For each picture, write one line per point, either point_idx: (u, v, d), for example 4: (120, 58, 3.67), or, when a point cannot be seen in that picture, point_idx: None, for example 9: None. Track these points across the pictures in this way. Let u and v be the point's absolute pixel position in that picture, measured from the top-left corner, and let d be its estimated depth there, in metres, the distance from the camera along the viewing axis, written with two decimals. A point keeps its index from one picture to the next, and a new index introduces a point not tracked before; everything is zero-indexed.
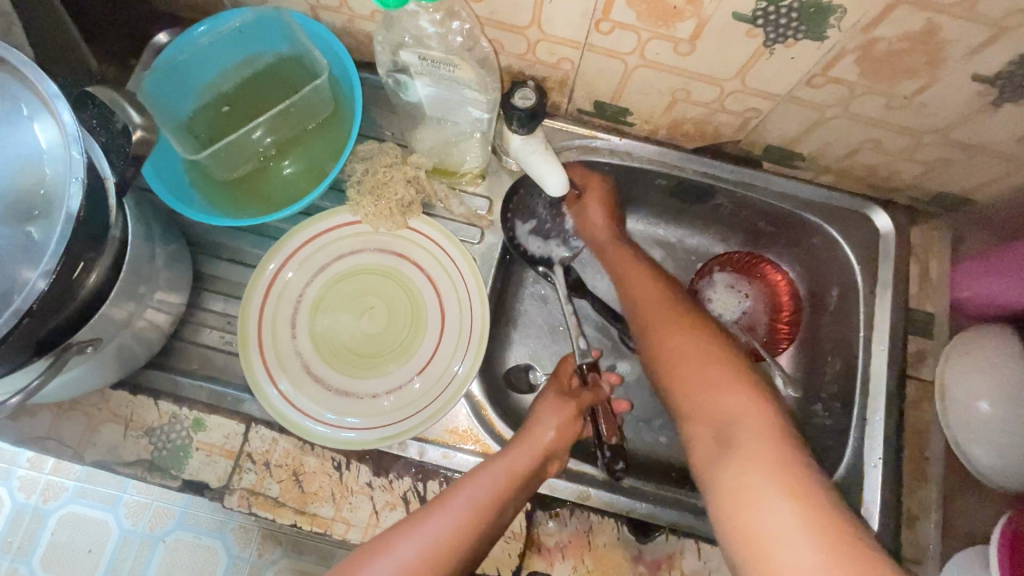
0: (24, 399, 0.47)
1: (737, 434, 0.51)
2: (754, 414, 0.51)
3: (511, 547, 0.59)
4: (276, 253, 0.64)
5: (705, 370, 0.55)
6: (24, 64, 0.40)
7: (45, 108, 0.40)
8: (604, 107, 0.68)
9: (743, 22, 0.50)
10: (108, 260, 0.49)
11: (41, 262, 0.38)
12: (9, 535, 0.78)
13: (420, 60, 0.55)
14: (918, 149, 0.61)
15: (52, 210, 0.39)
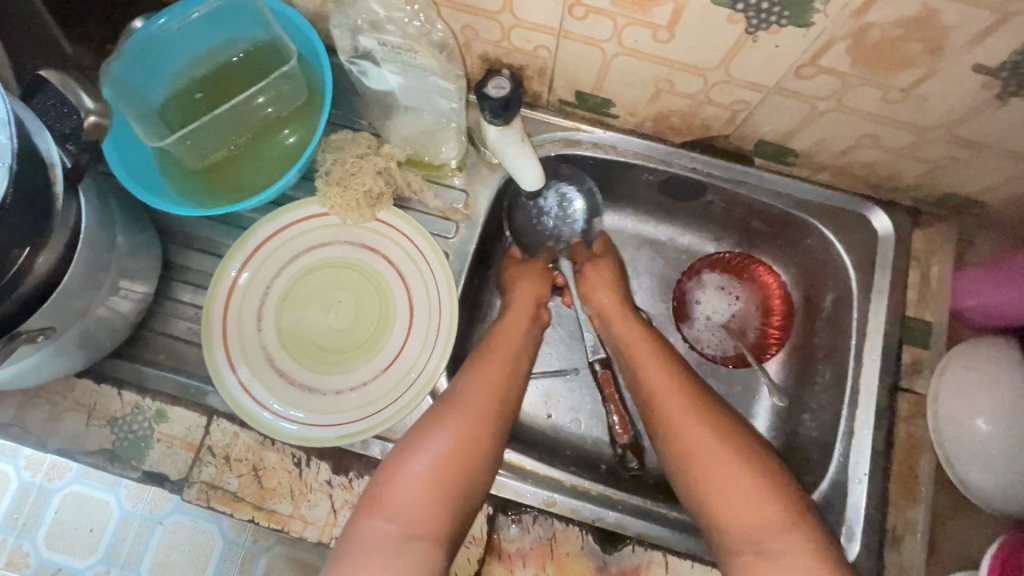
0: None
1: (737, 502, 0.53)
2: (739, 468, 0.54)
3: (471, 552, 0.57)
4: (238, 252, 0.63)
5: (702, 433, 0.56)
6: None
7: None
8: (586, 97, 0.65)
9: (723, 7, 0.46)
10: (57, 248, 0.47)
11: None
12: (14, 511, 0.81)
13: (380, 46, 0.54)
14: (919, 147, 0.57)
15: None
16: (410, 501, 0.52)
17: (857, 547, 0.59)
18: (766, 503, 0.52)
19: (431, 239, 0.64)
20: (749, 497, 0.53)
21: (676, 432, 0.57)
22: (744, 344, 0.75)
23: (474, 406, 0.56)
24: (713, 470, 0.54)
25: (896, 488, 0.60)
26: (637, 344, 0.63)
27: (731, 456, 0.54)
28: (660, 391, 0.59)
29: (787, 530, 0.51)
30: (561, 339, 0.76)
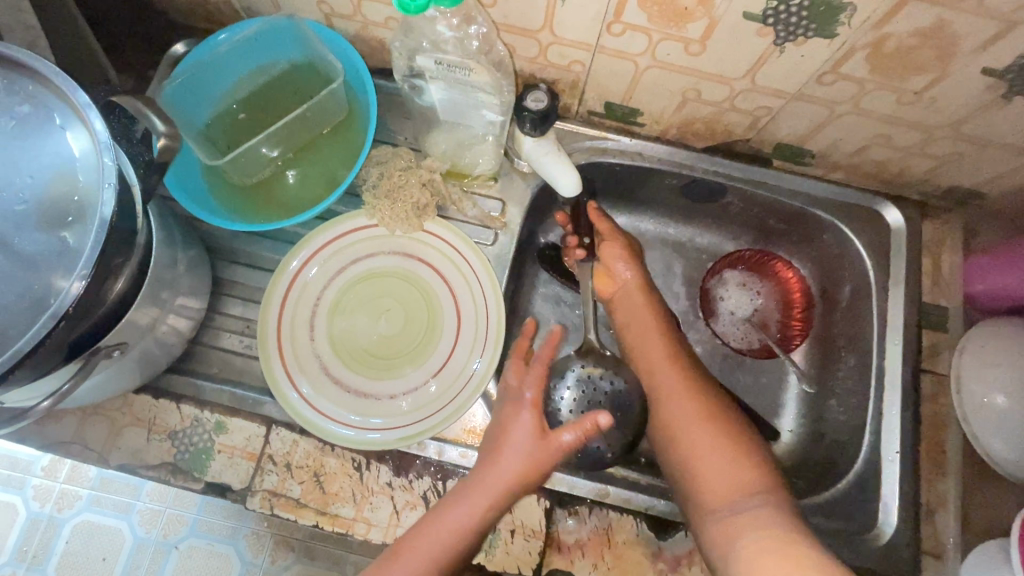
0: (55, 403, 0.48)
1: (708, 455, 0.58)
2: (718, 430, 0.59)
3: (531, 546, 0.59)
4: (299, 251, 0.66)
5: (672, 377, 0.64)
6: (57, 75, 0.41)
7: (77, 117, 0.41)
8: (614, 108, 0.69)
9: (754, 22, 0.50)
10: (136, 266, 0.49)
11: (75, 267, 0.39)
12: (24, 543, 0.90)
13: (436, 64, 0.55)
14: (929, 144, 0.62)
15: (85, 215, 0.40)
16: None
17: (894, 519, 0.62)
18: (745, 468, 0.56)
19: (479, 250, 0.67)
20: (729, 471, 0.56)
21: (656, 393, 0.63)
22: (768, 336, 0.79)
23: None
24: (684, 424, 0.60)
25: (925, 464, 0.64)
26: (622, 292, 0.72)
27: (713, 428, 0.60)
28: (633, 329, 0.69)
29: (759, 494, 0.54)
30: None
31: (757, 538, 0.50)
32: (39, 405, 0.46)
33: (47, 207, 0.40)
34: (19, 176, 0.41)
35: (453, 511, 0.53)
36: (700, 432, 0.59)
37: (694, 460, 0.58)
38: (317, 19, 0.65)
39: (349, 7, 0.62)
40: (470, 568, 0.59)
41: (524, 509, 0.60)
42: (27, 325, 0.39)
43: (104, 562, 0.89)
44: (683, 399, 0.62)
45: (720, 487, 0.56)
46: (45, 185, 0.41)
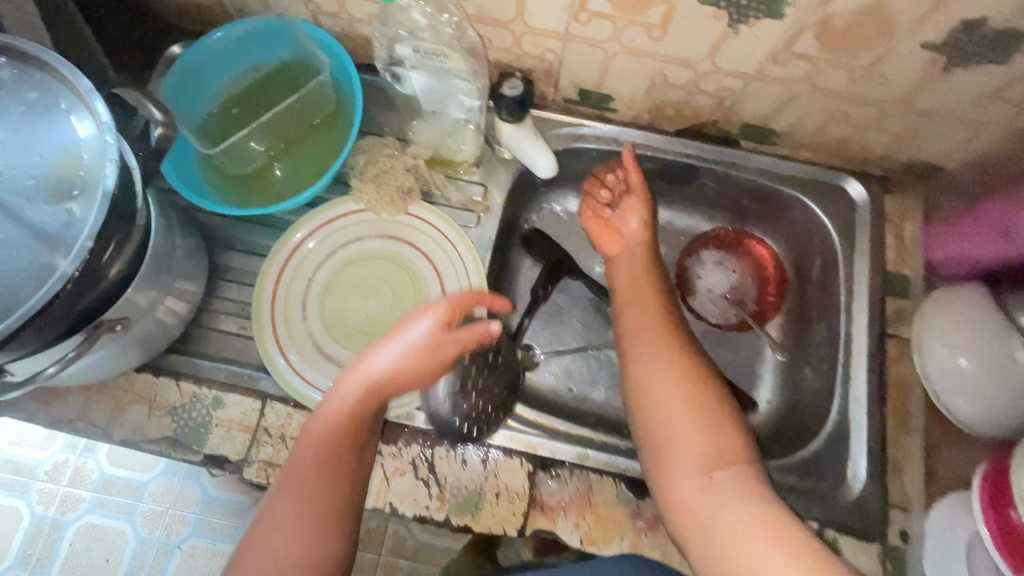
0: (60, 369, 0.51)
1: (687, 426, 0.56)
2: (699, 399, 0.58)
3: (516, 507, 0.62)
4: (304, 224, 0.70)
5: (655, 350, 0.61)
6: (61, 61, 0.45)
7: (80, 99, 0.45)
8: (588, 95, 0.73)
9: (708, 6, 0.54)
10: (137, 244, 0.53)
11: (81, 233, 0.43)
12: (30, 545, 0.99)
13: (414, 52, 0.59)
14: (883, 120, 0.65)
15: (89, 188, 0.43)
16: (270, 533, 0.51)
17: (862, 476, 0.65)
18: (724, 437, 0.56)
19: (462, 231, 0.71)
20: (709, 442, 0.55)
21: (641, 364, 0.61)
22: (744, 311, 0.82)
23: (293, 517, 0.51)
24: (661, 395, 0.58)
25: (892, 424, 0.67)
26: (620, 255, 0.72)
27: (696, 393, 0.58)
28: (624, 292, 0.68)
29: (738, 463, 0.54)
30: (575, 320, 0.83)
31: (737, 499, 0.51)
32: (46, 370, 0.50)
33: (53, 183, 0.44)
34: (28, 153, 0.45)
35: (301, 456, 0.53)
36: (682, 404, 0.57)
37: (670, 431, 0.56)
38: (306, 18, 0.69)
39: (335, 5, 0.66)
40: (457, 530, 0.62)
41: (509, 472, 0.63)
42: (36, 289, 0.42)
43: (108, 562, 0.99)
44: (662, 352, 0.61)
45: (696, 457, 0.55)
46: (51, 160, 0.44)
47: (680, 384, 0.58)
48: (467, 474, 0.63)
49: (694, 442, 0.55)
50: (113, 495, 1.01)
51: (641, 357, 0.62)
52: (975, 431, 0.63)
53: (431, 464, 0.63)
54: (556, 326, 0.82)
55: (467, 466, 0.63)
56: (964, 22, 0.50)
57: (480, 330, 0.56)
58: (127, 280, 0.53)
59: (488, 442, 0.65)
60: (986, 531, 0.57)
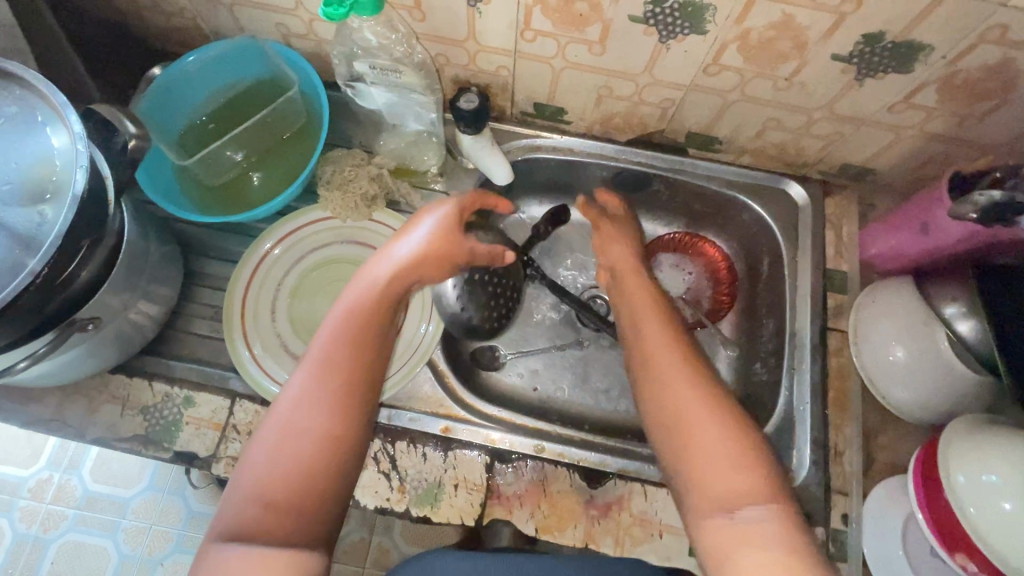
0: (31, 363, 0.55)
1: (716, 464, 0.50)
2: (725, 436, 0.51)
3: (474, 498, 0.65)
4: (271, 233, 0.74)
5: (684, 391, 0.55)
6: (38, 79, 0.49)
7: (55, 112, 0.49)
8: (543, 107, 0.78)
9: (638, 23, 0.59)
10: (108, 247, 0.56)
11: (51, 232, 0.46)
12: (11, 563, 1.04)
13: (371, 68, 0.65)
14: (813, 126, 0.70)
15: (61, 192, 0.47)
16: (262, 475, 0.47)
17: (807, 464, 0.68)
18: (751, 474, 0.49)
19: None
20: (738, 479, 0.49)
21: (663, 403, 0.56)
22: (700, 311, 0.85)
23: (297, 454, 0.48)
24: (691, 430, 0.53)
25: (834, 412, 0.70)
26: (640, 297, 0.68)
27: (729, 430, 0.52)
28: (642, 337, 0.62)
29: (766, 501, 0.48)
30: (539, 321, 0.86)
31: (774, 555, 0.44)
32: (17, 365, 0.54)
33: (27, 189, 0.48)
34: (4, 161, 0.49)
35: (297, 402, 0.50)
36: (706, 443, 0.52)
37: (694, 470, 0.51)
38: (276, 39, 0.74)
39: (303, 28, 0.71)
40: (418, 521, 0.64)
41: (468, 464, 0.66)
42: (8, 284, 0.45)
43: None
44: (687, 391, 0.55)
45: (721, 492, 0.49)
46: (26, 168, 0.48)
47: (709, 418, 0.53)
48: (427, 466, 0.66)
49: (733, 491, 0.49)
50: (96, 512, 1.07)
51: (666, 396, 0.56)
52: (911, 416, 0.68)
53: (392, 458, 0.66)
54: (521, 328, 0.86)
55: (427, 458, 0.66)
56: (866, 35, 0.55)
57: (499, 252, 0.67)
58: (99, 281, 0.56)
59: (449, 436, 0.67)
60: (921, 515, 0.60)
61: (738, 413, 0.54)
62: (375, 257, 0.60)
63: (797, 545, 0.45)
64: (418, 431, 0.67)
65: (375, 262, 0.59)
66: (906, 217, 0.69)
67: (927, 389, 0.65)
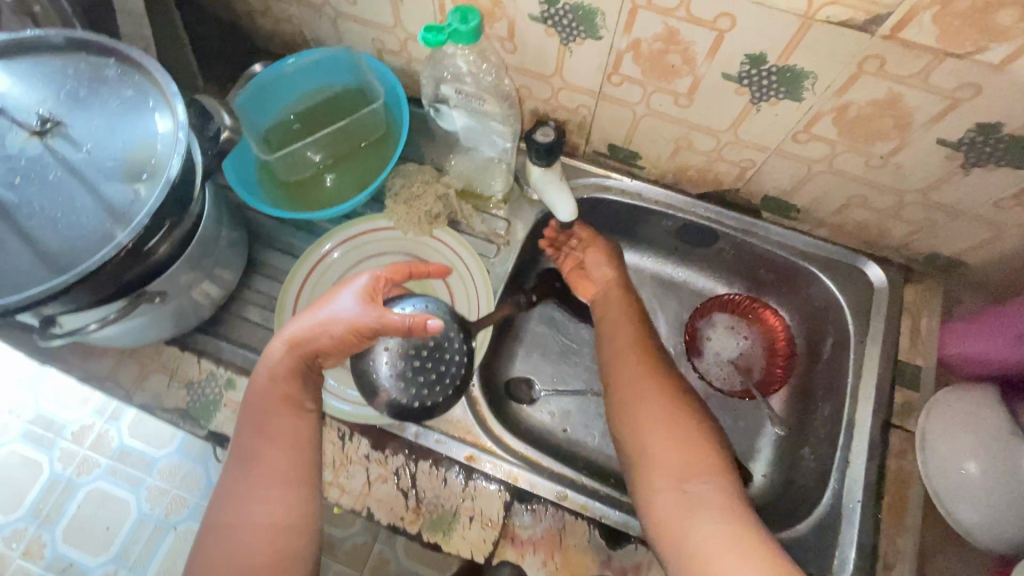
0: (99, 327, 0.58)
1: (670, 441, 0.61)
2: (679, 422, 0.63)
3: (486, 534, 0.63)
4: (334, 236, 0.76)
5: (646, 382, 0.66)
6: (157, 69, 0.53)
7: (165, 101, 0.53)
8: (617, 149, 0.77)
9: (731, 82, 0.58)
10: (186, 229, 0.59)
11: (142, 210, 0.49)
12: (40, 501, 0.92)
13: (457, 93, 0.67)
14: (902, 209, 0.66)
15: (157, 174, 0.51)
16: (222, 566, 0.58)
17: (848, 570, 0.62)
18: (699, 451, 0.61)
19: (480, 260, 0.75)
20: (692, 455, 0.60)
21: (625, 388, 0.66)
22: (749, 381, 0.81)
23: (251, 546, 0.58)
24: (652, 414, 0.63)
25: (886, 518, 0.64)
26: (614, 301, 0.76)
27: (681, 413, 0.64)
28: (611, 332, 0.73)
29: (709, 478, 0.59)
30: (578, 361, 0.84)
31: (710, 516, 0.56)
32: (88, 326, 0.57)
33: (128, 167, 0.51)
34: (111, 137, 0.52)
35: (252, 495, 0.60)
36: (665, 422, 0.63)
37: (649, 454, 0.62)
38: (370, 52, 0.78)
39: (397, 44, 0.74)
40: (427, 546, 0.63)
41: (486, 498, 0.64)
42: (96, 251, 0.49)
43: (107, 530, 0.89)
44: (649, 389, 0.65)
45: (674, 467, 0.60)
46: (129, 147, 0.52)
47: (665, 409, 0.64)
48: (445, 492, 0.65)
49: (681, 466, 0.60)
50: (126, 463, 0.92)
51: (630, 392, 0.66)
52: (978, 541, 0.60)
53: (413, 476, 0.65)
54: (559, 365, 0.84)
55: (446, 484, 0.65)
56: (980, 124, 0.52)
57: (416, 322, 0.55)
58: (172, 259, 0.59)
59: (472, 465, 0.66)
60: None
61: (686, 397, 0.66)
62: (277, 349, 0.59)
63: (734, 509, 0.57)
64: (443, 454, 0.66)
65: (276, 355, 0.59)
66: (1003, 320, 0.64)
67: (1004, 511, 0.58)
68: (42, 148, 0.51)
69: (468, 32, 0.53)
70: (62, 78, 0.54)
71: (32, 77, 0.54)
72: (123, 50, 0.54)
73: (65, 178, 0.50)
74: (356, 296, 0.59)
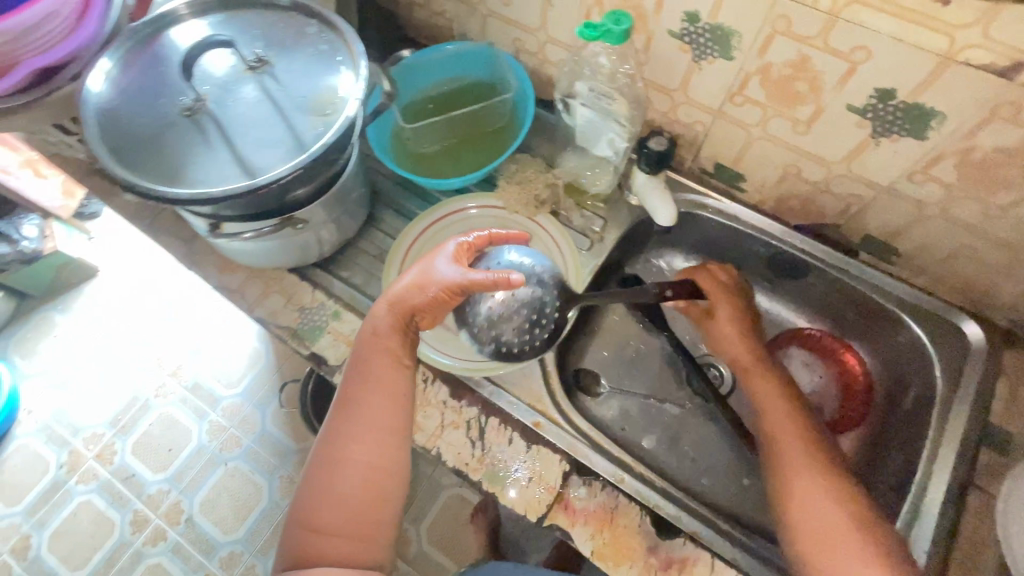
0: (253, 236, 0.66)
1: (823, 522, 0.58)
2: (832, 501, 0.59)
3: (542, 497, 0.66)
4: (477, 198, 0.84)
5: (797, 453, 0.63)
6: (349, 31, 0.62)
7: (351, 56, 0.62)
8: (722, 170, 0.81)
9: (854, 113, 0.61)
10: (336, 168, 0.67)
11: (322, 140, 0.57)
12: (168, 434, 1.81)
13: (589, 90, 0.74)
14: (1014, 266, 0.66)
15: (337, 113, 0.59)
16: (321, 507, 0.61)
17: None
18: (852, 534, 0.57)
19: (576, 252, 0.80)
20: (845, 539, 0.57)
21: (777, 457, 0.64)
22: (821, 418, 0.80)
23: (353, 490, 0.62)
24: (800, 485, 0.61)
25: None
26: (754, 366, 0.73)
27: (835, 492, 0.60)
28: (758, 395, 0.70)
29: (865, 567, 0.55)
30: (648, 366, 0.87)
31: (836, 522, 0.58)
32: (246, 233, 0.65)
33: (316, 103, 0.59)
34: (301, 77, 0.60)
35: (351, 442, 0.63)
36: (814, 496, 0.59)
37: (801, 528, 0.59)
38: (509, 51, 0.87)
39: (537, 47, 0.83)
40: (484, 495, 0.67)
41: (547, 463, 0.68)
42: (281, 167, 0.56)
43: (168, 448, 1.79)
44: (800, 458, 0.62)
45: (829, 549, 0.57)
46: (314, 87, 0.60)
47: (809, 479, 0.61)
48: (510, 450, 0.69)
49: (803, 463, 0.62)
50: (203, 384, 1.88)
51: (783, 457, 0.63)
52: None
53: (482, 428, 0.70)
54: (629, 366, 0.87)
55: (511, 443, 0.69)
56: None
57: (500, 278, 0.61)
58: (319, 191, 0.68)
59: (537, 431, 0.70)
60: None
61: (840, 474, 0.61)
62: (380, 306, 0.65)
63: None
64: (512, 415, 0.71)
65: (379, 314, 0.65)
66: None
67: None
68: (250, 79, 0.59)
69: (623, 33, 0.59)
70: (275, 27, 0.63)
71: (251, 24, 0.63)
72: (324, 12, 0.64)
73: (264, 104, 0.58)
74: (444, 258, 0.64)
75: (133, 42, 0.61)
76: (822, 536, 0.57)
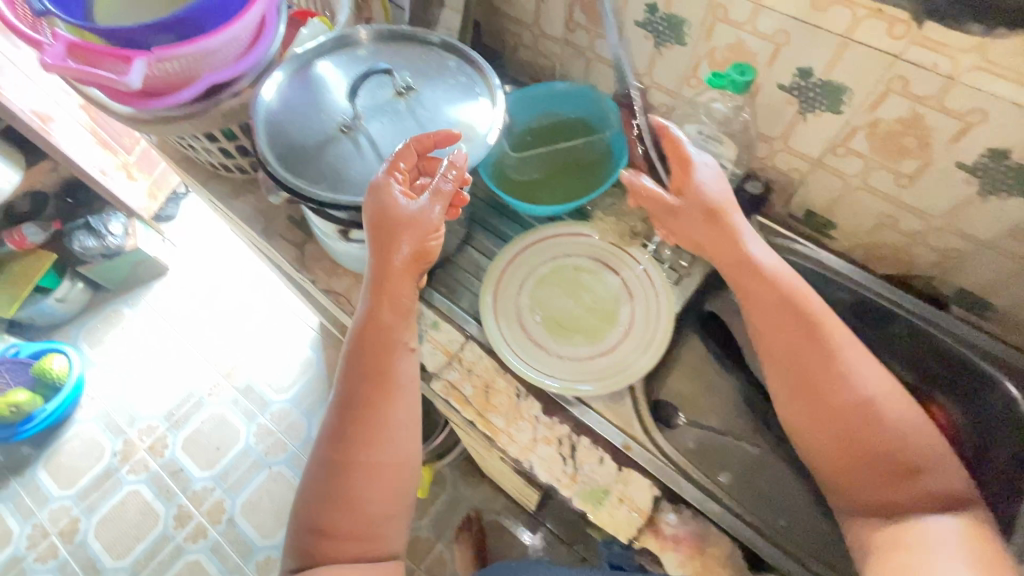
0: None
1: (868, 482, 0.62)
2: (873, 431, 0.62)
3: (633, 518, 0.68)
4: (561, 225, 0.87)
5: (834, 401, 0.63)
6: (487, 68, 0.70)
7: (488, 91, 0.69)
8: (813, 216, 0.84)
9: (964, 170, 0.65)
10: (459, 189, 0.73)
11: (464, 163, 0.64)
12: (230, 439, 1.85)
13: (697, 133, 0.80)
14: None
15: (477, 140, 0.65)
16: (341, 514, 0.62)
17: None
18: (896, 492, 0.61)
19: (670, 287, 0.82)
20: (896, 491, 0.61)
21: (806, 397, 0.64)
22: None
23: (369, 492, 0.63)
24: (835, 438, 0.63)
25: None
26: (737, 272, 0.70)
27: (884, 453, 0.61)
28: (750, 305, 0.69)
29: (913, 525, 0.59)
30: (726, 402, 0.88)
31: (893, 485, 0.61)
32: None
33: (460, 128, 0.66)
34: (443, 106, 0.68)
35: (355, 441, 0.63)
36: (858, 447, 0.62)
37: (852, 482, 0.63)
38: (608, 92, 0.93)
39: (638, 90, 0.89)
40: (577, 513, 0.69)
41: (638, 486, 0.70)
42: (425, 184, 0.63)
43: (218, 446, 1.84)
44: (839, 399, 0.63)
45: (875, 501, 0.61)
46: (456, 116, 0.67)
47: (863, 427, 0.62)
48: (601, 469, 0.71)
49: (874, 451, 0.62)
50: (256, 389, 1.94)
51: (820, 398, 0.64)
52: None
53: (574, 447, 0.72)
54: (706, 400, 0.88)
55: (603, 462, 0.71)
56: None
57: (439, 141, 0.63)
58: None
59: (628, 453, 0.71)
60: None
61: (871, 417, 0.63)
62: (372, 301, 0.65)
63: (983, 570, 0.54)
64: (604, 434, 0.73)
65: (380, 311, 0.65)
66: None
67: None
68: (398, 103, 0.67)
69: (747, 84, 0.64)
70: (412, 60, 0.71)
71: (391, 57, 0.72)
72: (466, 51, 0.72)
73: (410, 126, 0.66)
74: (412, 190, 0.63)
75: (295, 67, 0.70)
76: (884, 510, 0.61)
